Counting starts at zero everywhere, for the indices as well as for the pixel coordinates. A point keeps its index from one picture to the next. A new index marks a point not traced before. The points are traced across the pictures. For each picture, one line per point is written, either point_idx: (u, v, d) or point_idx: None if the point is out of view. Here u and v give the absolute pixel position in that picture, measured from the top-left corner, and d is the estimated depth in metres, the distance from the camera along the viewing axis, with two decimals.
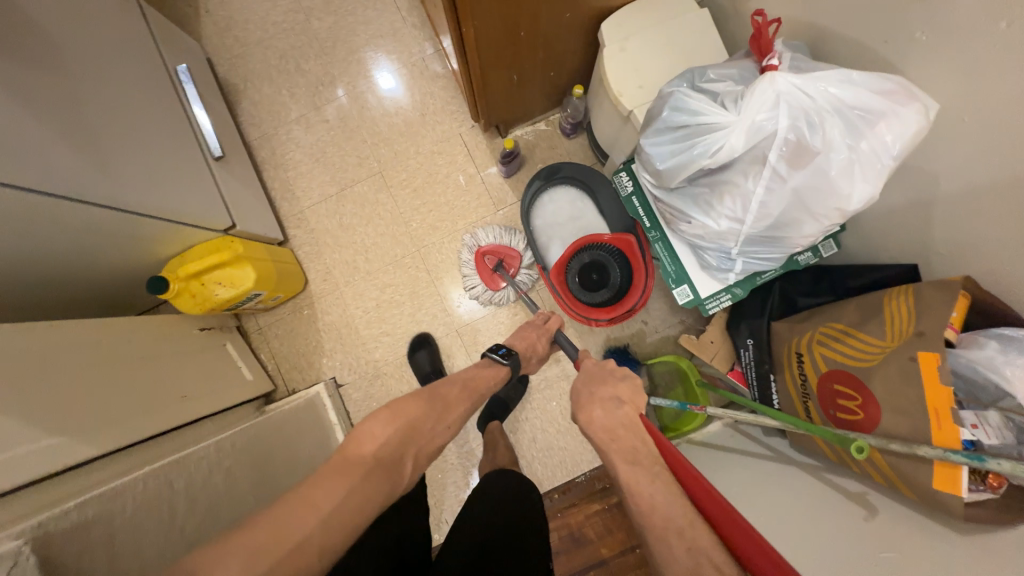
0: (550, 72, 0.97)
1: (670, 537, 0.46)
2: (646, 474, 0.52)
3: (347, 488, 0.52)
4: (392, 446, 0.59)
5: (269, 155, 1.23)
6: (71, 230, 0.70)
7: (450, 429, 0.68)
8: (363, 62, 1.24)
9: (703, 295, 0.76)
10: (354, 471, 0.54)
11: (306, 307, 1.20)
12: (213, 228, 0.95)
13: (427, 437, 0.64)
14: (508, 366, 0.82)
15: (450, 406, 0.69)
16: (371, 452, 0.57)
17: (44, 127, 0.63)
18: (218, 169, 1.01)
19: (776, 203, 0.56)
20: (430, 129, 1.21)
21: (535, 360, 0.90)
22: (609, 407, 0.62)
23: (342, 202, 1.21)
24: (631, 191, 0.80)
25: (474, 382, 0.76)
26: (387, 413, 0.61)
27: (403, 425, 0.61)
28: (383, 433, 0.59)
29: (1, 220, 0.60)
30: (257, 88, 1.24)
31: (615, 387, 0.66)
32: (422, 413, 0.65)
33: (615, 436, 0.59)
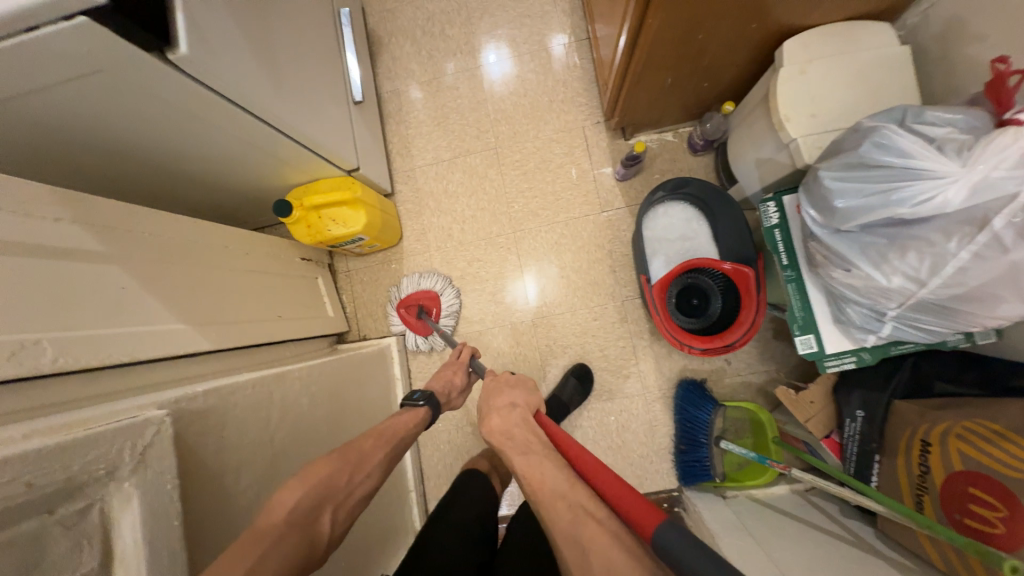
0: (703, 83, 0.92)
1: (559, 505, 0.45)
2: (540, 463, 0.51)
3: (264, 550, 0.46)
4: (305, 506, 0.52)
5: (395, 110, 1.27)
6: (231, 140, 0.75)
7: (371, 480, 0.61)
8: (504, 38, 1.25)
9: (829, 351, 0.69)
10: (266, 534, 0.47)
11: (394, 261, 1.23)
12: (342, 166, 0.99)
13: (343, 488, 0.57)
14: (426, 406, 0.76)
15: (365, 457, 0.61)
16: (279, 521, 0.49)
17: (245, 40, 0.66)
18: (354, 112, 1.05)
19: (977, 272, 0.50)
20: (554, 117, 1.20)
21: (456, 395, 0.87)
22: (506, 412, 0.61)
23: (451, 169, 1.23)
24: (775, 222, 0.75)
25: (388, 425, 0.69)
26: (294, 479, 0.54)
27: (315, 482, 0.54)
28: (290, 498, 0.52)
29: (187, 114, 0.64)
30: (399, 44, 1.29)
31: (508, 395, 0.64)
32: (335, 468, 0.57)
33: (513, 438, 0.57)
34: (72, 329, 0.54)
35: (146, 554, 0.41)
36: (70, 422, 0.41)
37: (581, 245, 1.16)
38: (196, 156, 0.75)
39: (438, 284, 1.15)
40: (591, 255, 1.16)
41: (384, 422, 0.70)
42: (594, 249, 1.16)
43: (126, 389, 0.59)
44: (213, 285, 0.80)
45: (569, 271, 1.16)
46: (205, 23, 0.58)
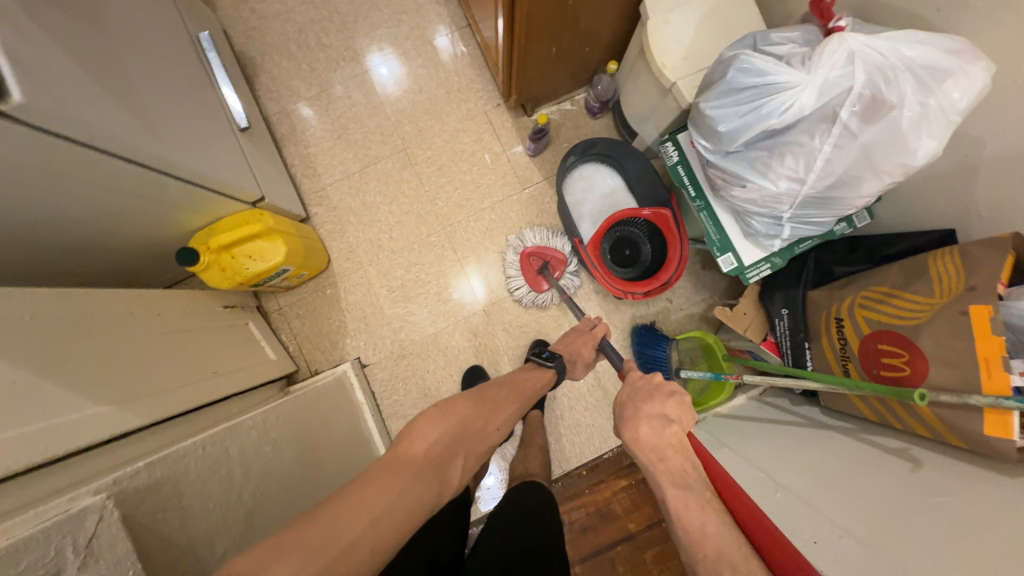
0: (584, 48, 0.97)
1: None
2: (700, 510, 0.49)
3: (398, 489, 0.49)
4: (442, 449, 0.56)
5: (289, 132, 1.20)
6: (108, 192, 0.67)
7: (502, 429, 0.67)
8: (386, 38, 1.22)
9: (746, 263, 0.77)
10: (401, 467, 0.51)
11: (328, 286, 1.17)
12: (244, 199, 0.93)
13: (478, 434, 0.62)
14: (552, 372, 0.81)
15: (495, 409, 0.67)
16: (421, 452, 0.54)
17: (92, 75, 0.59)
18: (243, 140, 0.98)
19: (842, 159, 0.58)
20: (455, 107, 1.21)
21: (581, 367, 0.88)
22: (658, 425, 0.57)
23: (365, 179, 1.19)
24: (676, 159, 0.82)
25: (519, 382, 0.75)
26: (436, 411, 0.60)
27: (455, 423, 0.60)
28: (434, 433, 0.57)
29: (42, 173, 0.57)
30: (275, 62, 1.22)
31: (660, 404, 0.60)
32: (472, 412, 0.63)
33: (663, 460, 0.55)
34: None
35: None
36: None
37: (513, 226, 1.18)
38: (69, 218, 0.66)
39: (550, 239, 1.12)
40: (525, 233, 1.18)
41: (514, 379, 0.76)
42: (526, 226, 1.18)
43: (53, 489, 0.52)
44: (129, 355, 0.72)
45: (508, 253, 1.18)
46: (31, 58, 0.50)
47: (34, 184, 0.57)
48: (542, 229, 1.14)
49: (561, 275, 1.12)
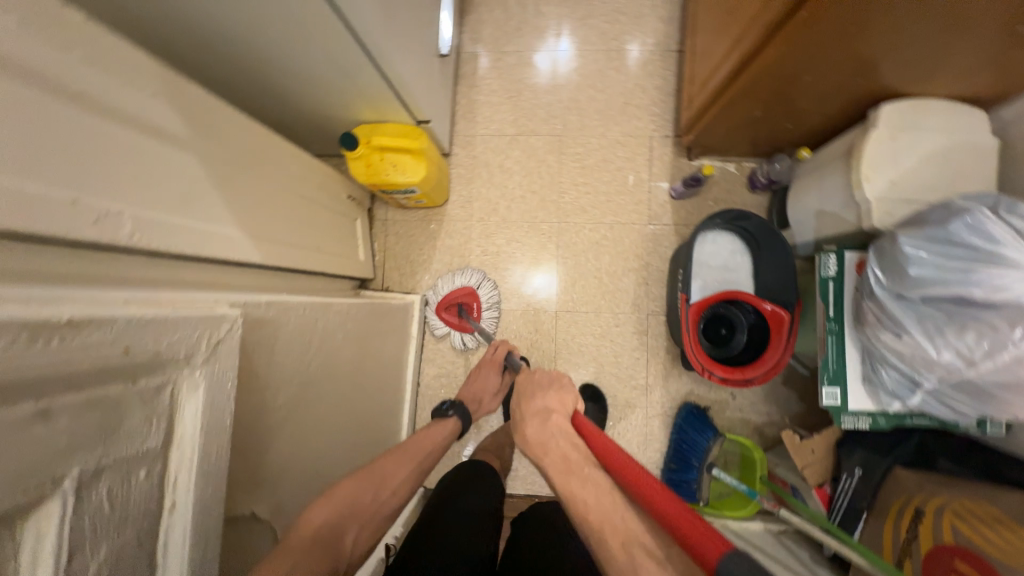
0: (786, 123, 0.94)
1: (609, 537, 0.47)
2: (578, 478, 0.54)
3: (293, 560, 0.49)
4: (328, 526, 0.56)
5: (469, 73, 1.26)
6: (325, 62, 0.73)
7: (396, 496, 0.68)
8: (596, 28, 1.23)
9: (850, 406, 0.72)
10: (293, 552, 0.51)
11: (434, 222, 1.23)
12: (414, 115, 0.98)
13: (368, 506, 0.63)
14: (456, 419, 0.88)
15: (388, 475, 0.68)
16: (307, 537, 0.54)
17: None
18: (436, 64, 1.03)
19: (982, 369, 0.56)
20: (625, 119, 1.20)
21: (489, 398, 1.00)
22: (540, 418, 0.63)
23: (512, 145, 1.22)
24: (831, 274, 0.77)
25: (418, 447, 0.76)
26: (318, 499, 0.59)
27: (336, 502, 0.60)
28: (317, 516, 0.57)
29: (299, 24, 0.63)
30: (490, 7, 1.27)
31: (541, 398, 0.67)
32: (357, 488, 0.63)
33: (547, 451, 0.59)
34: (152, 207, 0.53)
35: (201, 446, 0.42)
36: (160, 299, 0.42)
37: (620, 252, 1.17)
38: (287, 68, 0.73)
39: (473, 280, 1.16)
40: (628, 263, 1.17)
41: (411, 445, 0.76)
42: (632, 258, 1.17)
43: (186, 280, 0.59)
44: (270, 201, 0.79)
45: (603, 274, 1.17)
46: None
47: (288, 30, 0.64)
48: (445, 274, 1.18)
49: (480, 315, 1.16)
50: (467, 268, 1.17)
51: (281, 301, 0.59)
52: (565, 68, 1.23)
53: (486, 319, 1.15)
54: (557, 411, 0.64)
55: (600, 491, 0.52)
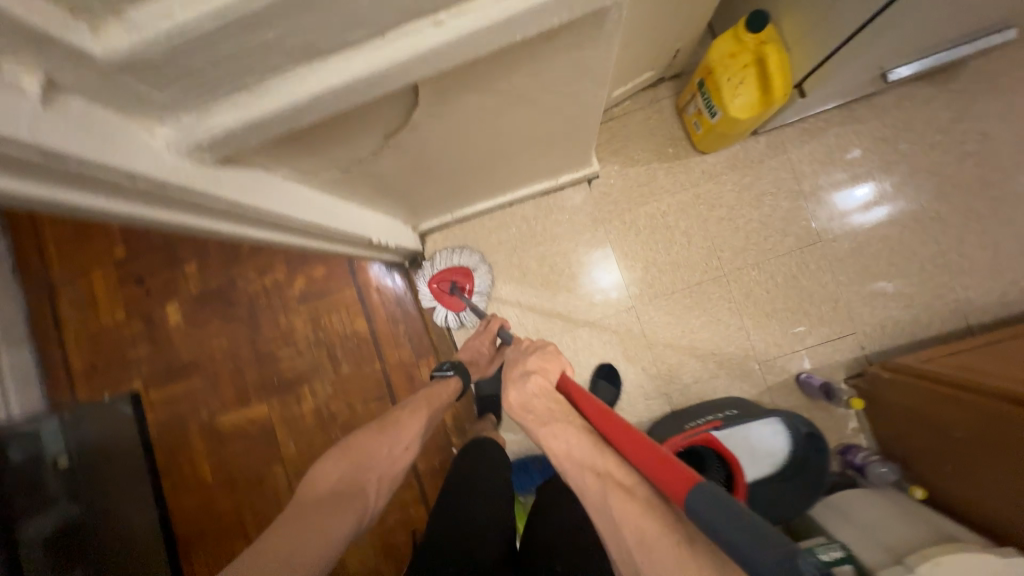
0: (943, 465, 0.86)
1: (587, 474, 0.55)
2: (562, 427, 0.61)
3: (315, 519, 0.65)
4: (344, 480, 0.73)
5: (853, 115, 1.09)
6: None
7: (405, 452, 0.82)
8: (966, 229, 1.05)
9: None
10: (317, 504, 0.68)
11: (674, 149, 1.14)
12: (807, 79, 0.86)
13: (385, 461, 0.78)
14: (455, 376, 0.97)
15: (396, 434, 0.82)
16: (327, 489, 0.70)
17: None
18: (869, 74, 0.89)
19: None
20: (865, 299, 1.08)
21: (484, 360, 1.05)
22: (521, 383, 0.69)
23: (789, 195, 1.11)
24: None
25: (425, 405, 0.89)
26: (337, 454, 0.77)
27: (351, 461, 0.76)
28: (334, 473, 0.73)
29: None
30: (947, 102, 1.06)
31: (526, 364, 0.71)
32: (368, 447, 0.78)
33: (533, 411, 0.66)
34: None
35: (498, 23, 0.41)
36: None
37: (716, 347, 1.12)
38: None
39: (472, 262, 1.16)
40: (708, 358, 1.12)
41: (422, 401, 0.90)
42: (715, 359, 1.12)
43: None
44: None
45: (688, 338, 1.13)
46: None
47: None
48: (444, 251, 1.17)
49: (471, 290, 1.16)
50: (463, 248, 1.17)
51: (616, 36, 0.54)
52: (905, 215, 1.07)
53: (475, 298, 1.15)
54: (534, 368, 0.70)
55: (580, 438, 0.59)
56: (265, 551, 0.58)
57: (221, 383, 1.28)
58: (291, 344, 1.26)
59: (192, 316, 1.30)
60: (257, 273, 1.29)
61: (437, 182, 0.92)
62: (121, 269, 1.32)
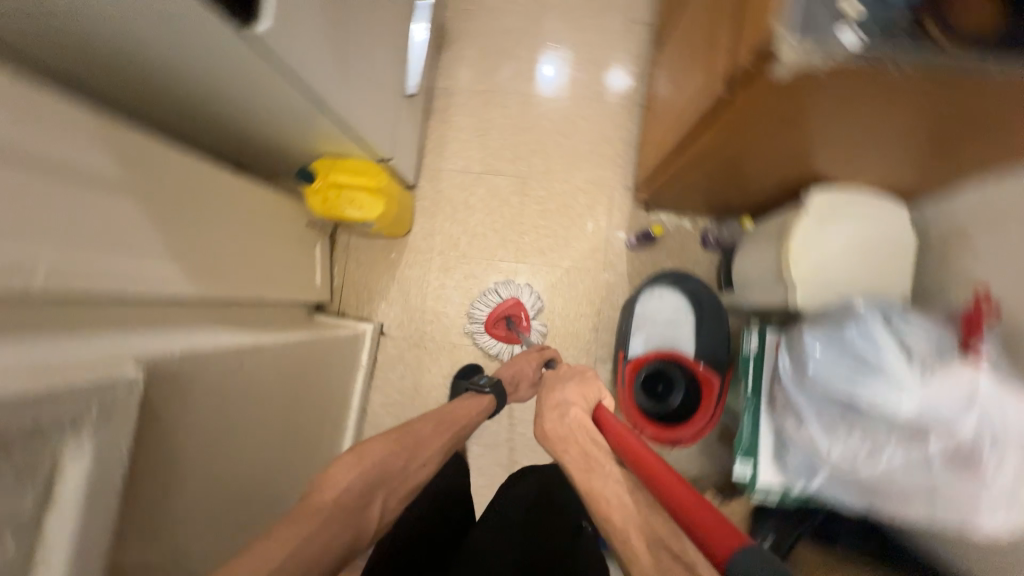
0: (732, 194, 0.99)
1: (632, 532, 0.53)
2: (598, 476, 0.60)
3: (306, 536, 0.51)
4: (356, 492, 0.60)
5: (440, 109, 1.27)
6: (270, 99, 0.73)
7: (423, 470, 0.70)
8: (567, 74, 1.26)
9: (758, 482, 0.73)
10: (321, 513, 0.55)
11: (394, 251, 1.24)
12: (374, 153, 1.00)
13: (399, 474, 0.66)
14: (491, 397, 0.87)
15: (421, 445, 0.71)
16: (336, 499, 0.57)
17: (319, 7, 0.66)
18: (401, 102, 1.06)
19: (968, 485, 0.55)
20: (588, 167, 1.23)
21: (524, 387, 0.97)
22: (560, 415, 0.71)
23: (477, 182, 1.25)
24: (752, 352, 0.79)
25: (451, 419, 0.79)
26: (354, 458, 0.63)
27: (371, 466, 0.63)
28: (346, 478, 0.61)
29: (239, 73, 0.65)
30: (466, 40, 1.28)
31: (565, 394, 0.74)
32: (389, 455, 0.66)
33: (568, 446, 0.66)
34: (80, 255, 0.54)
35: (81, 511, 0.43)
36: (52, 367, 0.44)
37: (574, 298, 1.20)
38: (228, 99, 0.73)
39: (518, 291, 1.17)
40: (581, 309, 1.19)
41: (447, 415, 0.79)
42: (584, 304, 1.19)
43: (105, 324, 0.59)
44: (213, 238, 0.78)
45: (556, 316, 1.20)
46: (296, 5, 0.60)
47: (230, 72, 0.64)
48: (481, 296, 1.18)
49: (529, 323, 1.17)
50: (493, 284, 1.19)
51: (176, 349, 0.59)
52: (535, 109, 1.25)
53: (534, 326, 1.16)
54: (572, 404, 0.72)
55: (622, 489, 0.58)
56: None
57: None
58: None
59: None
60: None
61: (295, 495, 0.90)
62: None
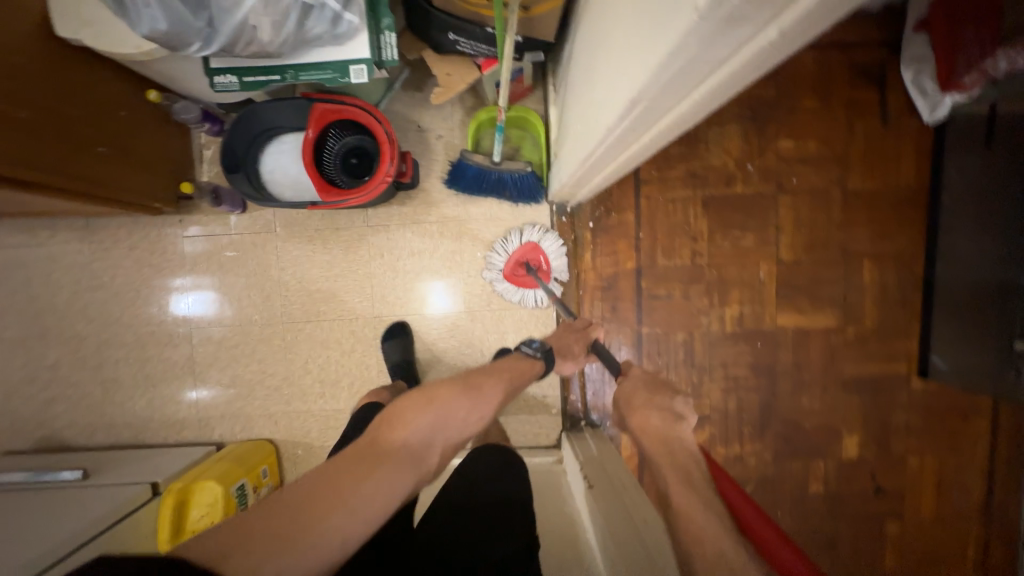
0: (123, 112, 0.91)
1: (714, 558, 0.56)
2: (701, 504, 0.63)
3: (376, 476, 0.59)
4: (422, 436, 0.67)
5: (133, 431, 1.17)
6: None
7: (481, 420, 0.76)
8: (70, 301, 1.15)
9: (369, 53, 0.74)
10: (389, 450, 0.63)
11: (295, 450, 1.17)
12: (143, 499, 0.93)
13: (459, 423, 0.72)
14: (540, 362, 0.90)
15: (484, 397, 0.77)
16: (403, 438, 0.65)
17: None
18: (94, 480, 0.97)
19: None
20: (169, 262, 1.16)
21: (575, 364, 0.96)
22: (670, 421, 0.76)
23: (208, 376, 1.17)
24: (235, 78, 0.75)
25: (512, 377, 0.83)
26: (421, 403, 0.70)
27: (435, 411, 0.70)
28: (412, 421, 0.67)
29: None
30: (43, 419, 1.15)
31: (673, 406, 0.79)
32: (455, 400, 0.73)
33: (675, 455, 0.71)
34: None
35: None
36: None
37: (309, 255, 1.15)
38: None
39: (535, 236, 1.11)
40: (318, 247, 1.15)
41: (510, 374, 0.83)
42: (313, 245, 1.15)
43: None
44: None
45: (332, 271, 1.15)
46: None
47: None
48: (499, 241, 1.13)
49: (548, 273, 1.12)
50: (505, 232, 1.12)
51: (287, 491, 0.55)
52: (117, 328, 1.16)
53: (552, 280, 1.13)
54: (663, 407, 0.78)
55: (718, 524, 0.60)
56: (305, 512, 0.52)
57: (819, 356, 1.17)
58: (727, 376, 1.17)
59: (828, 439, 1.17)
60: (747, 463, 1.18)
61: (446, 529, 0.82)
62: (898, 520, 1.17)
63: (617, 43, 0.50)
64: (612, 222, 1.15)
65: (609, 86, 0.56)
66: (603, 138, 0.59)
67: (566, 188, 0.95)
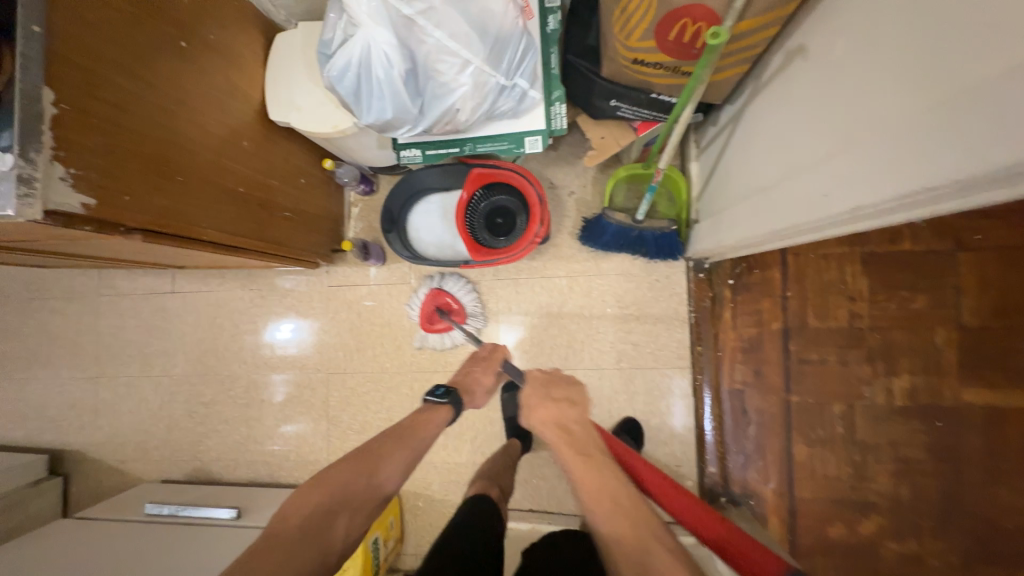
0: (304, 178, 1.01)
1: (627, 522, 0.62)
2: (603, 474, 0.67)
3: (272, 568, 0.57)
4: (314, 517, 0.63)
5: (269, 469, 1.23)
6: None
7: (387, 484, 0.70)
8: (226, 343, 1.27)
9: (546, 124, 0.76)
10: (281, 540, 0.60)
11: (417, 501, 1.17)
12: None
13: (360, 495, 0.67)
14: (448, 407, 0.84)
15: (381, 462, 0.71)
16: (297, 522, 0.62)
17: None
18: (243, 520, 1.02)
19: None
20: (314, 309, 1.24)
21: (480, 392, 0.92)
22: (567, 409, 0.76)
23: (339, 420, 1.22)
24: (420, 151, 0.81)
25: (411, 434, 0.77)
26: (310, 487, 0.66)
27: (324, 489, 0.66)
28: (304, 506, 0.64)
29: None
30: (196, 451, 1.25)
31: (545, 392, 0.78)
32: (348, 477, 0.68)
33: (579, 436, 0.73)
34: None
35: None
36: None
37: None
38: None
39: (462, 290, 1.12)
40: None
41: (410, 430, 0.78)
42: None
43: None
44: None
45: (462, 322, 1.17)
46: None
47: None
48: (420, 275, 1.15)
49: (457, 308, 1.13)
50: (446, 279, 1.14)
51: None
52: (263, 369, 1.25)
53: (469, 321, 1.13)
54: (559, 399, 0.77)
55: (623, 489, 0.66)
56: None
57: None
58: (898, 456, 1.02)
59: None
60: None
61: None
62: None
63: (881, 125, 0.47)
64: (754, 280, 1.08)
65: (834, 163, 0.53)
66: (849, 211, 0.50)
67: (714, 248, 0.90)
